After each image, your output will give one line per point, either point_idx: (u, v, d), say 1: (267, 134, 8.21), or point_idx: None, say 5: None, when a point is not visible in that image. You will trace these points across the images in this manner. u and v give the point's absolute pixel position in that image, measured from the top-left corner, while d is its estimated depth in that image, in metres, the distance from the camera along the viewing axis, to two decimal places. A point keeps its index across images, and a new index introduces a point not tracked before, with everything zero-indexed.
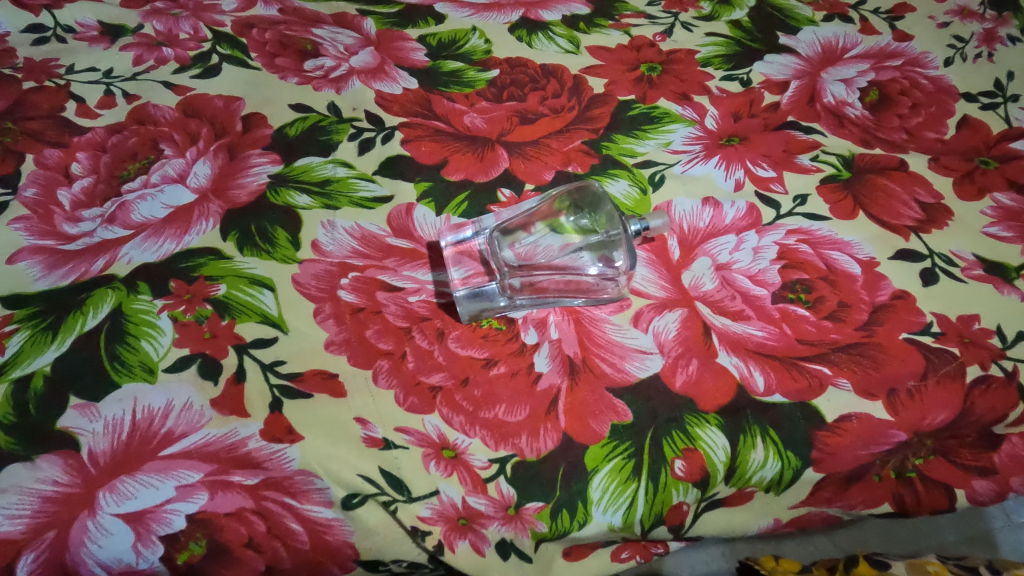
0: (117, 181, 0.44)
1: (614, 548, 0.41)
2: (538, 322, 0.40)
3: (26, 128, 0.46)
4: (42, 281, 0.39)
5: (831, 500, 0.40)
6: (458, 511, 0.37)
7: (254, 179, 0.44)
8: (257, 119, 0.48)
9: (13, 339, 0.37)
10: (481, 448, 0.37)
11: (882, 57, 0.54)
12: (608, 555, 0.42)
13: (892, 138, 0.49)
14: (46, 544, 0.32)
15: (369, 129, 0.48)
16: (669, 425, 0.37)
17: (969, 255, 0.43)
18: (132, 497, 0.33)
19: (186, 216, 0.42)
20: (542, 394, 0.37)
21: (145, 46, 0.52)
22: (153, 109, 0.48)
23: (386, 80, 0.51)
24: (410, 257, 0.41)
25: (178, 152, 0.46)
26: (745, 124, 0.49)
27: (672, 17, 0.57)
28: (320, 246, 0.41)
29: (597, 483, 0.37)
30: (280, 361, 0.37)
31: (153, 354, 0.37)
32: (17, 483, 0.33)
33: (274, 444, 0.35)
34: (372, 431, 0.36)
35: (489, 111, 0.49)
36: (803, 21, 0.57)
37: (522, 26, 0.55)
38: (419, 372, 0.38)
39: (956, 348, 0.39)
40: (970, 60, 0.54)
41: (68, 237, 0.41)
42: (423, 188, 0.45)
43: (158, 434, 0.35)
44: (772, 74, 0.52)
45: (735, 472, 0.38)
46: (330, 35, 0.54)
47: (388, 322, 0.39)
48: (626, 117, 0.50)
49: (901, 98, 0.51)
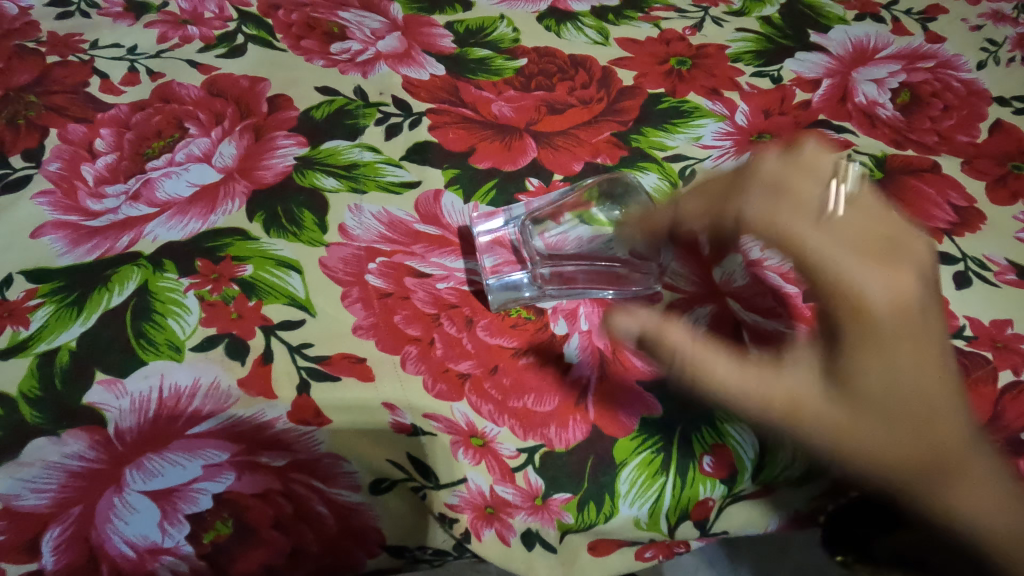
0: (142, 158, 0.44)
1: (638, 548, 0.41)
2: (569, 314, 0.40)
3: (50, 102, 0.46)
4: (66, 256, 0.39)
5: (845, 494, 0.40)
6: (485, 499, 0.37)
7: (280, 160, 0.44)
8: (283, 100, 0.47)
9: (38, 313, 0.37)
10: (510, 437, 0.36)
11: (914, 58, 0.53)
12: (631, 554, 0.42)
13: (924, 140, 0.48)
14: (72, 519, 0.33)
15: (397, 114, 0.47)
16: (699, 421, 0.37)
17: (1002, 259, 0.42)
18: (158, 476, 0.34)
19: (211, 195, 0.42)
20: (571, 386, 0.37)
21: (171, 23, 0.51)
22: (177, 87, 0.47)
23: (414, 65, 0.50)
24: (438, 244, 0.41)
25: (204, 131, 0.45)
26: (775, 121, 0.49)
27: (702, 11, 0.56)
28: (347, 230, 0.41)
29: (625, 476, 0.37)
30: (308, 344, 0.36)
31: (180, 332, 0.36)
32: (43, 457, 0.33)
33: (301, 426, 0.35)
34: (400, 417, 0.36)
35: (518, 100, 0.49)
36: (834, 20, 0.56)
37: (550, 16, 0.55)
38: (448, 359, 0.37)
39: (988, 352, 0.39)
40: (1003, 64, 0.53)
41: (92, 213, 0.41)
42: (451, 175, 0.44)
43: (186, 413, 0.34)
44: (802, 72, 0.52)
45: (762, 470, 0.38)
46: (357, 18, 0.53)
47: (416, 308, 0.38)
48: (655, 110, 0.49)
49: (933, 100, 0.50)
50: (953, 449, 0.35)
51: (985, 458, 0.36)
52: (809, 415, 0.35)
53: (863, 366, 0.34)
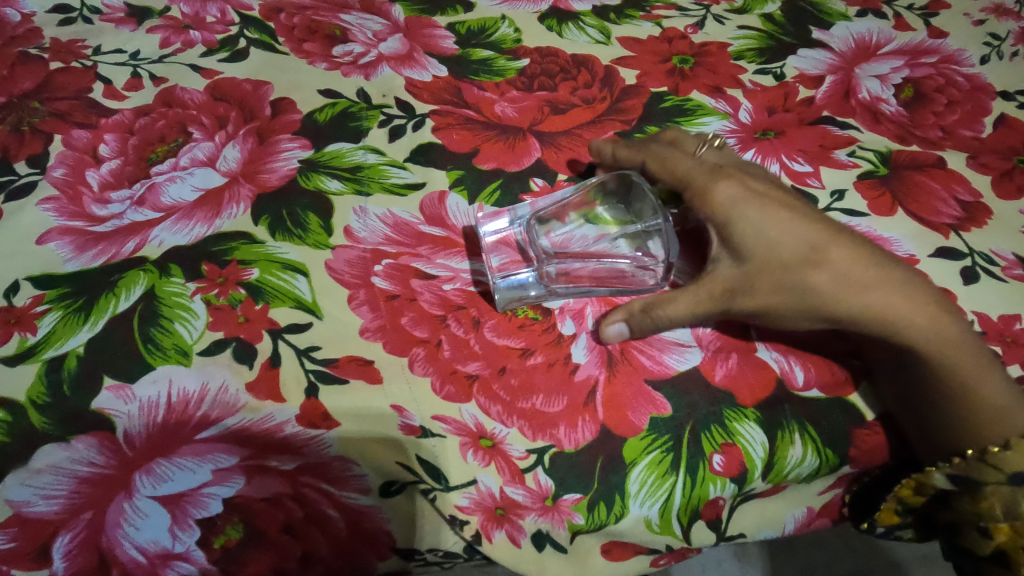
0: (146, 163, 0.44)
1: (654, 556, 0.42)
2: (576, 314, 0.40)
3: (53, 108, 0.46)
4: (72, 262, 0.39)
5: (855, 478, 0.40)
6: (495, 500, 0.37)
7: (284, 163, 0.44)
8: (286, 104, 0.47)
9: (45, 320, 0.37)
10: (519, 438, 0.36)
11: (917, 53, 0.53)
12: (648, 561, 0.42)
13: (929, 135, 0.48)
14: (82, 525, 0.33)
15: (400, 116, 0.47)
16: (708, 419, 0.37)
17: (1009, 254, 0.42)
18: (168, 480, 0.34)
19: (216, 200, 0.42)
20: (579, 385, 0.37)
21: (172, 28, 0.51)
22: (180, 91, 0.47)
23: (416, 67, 0.50)
24: (444, 245, 0.41)
25: (207, 135, 0.45)
26: (780, 118, 0.49)
27: (703, 10, 0.56)
28: (353, 233, 0.41)
29: (635, 476, 0.37)
30: (315, 347, 0.36)
31: (187, 337, 0.36)
32: (53, 463, 0.33)
33: (310, 429, 0.35)
34: (409, 419, 0.36)
35: (521, 101, 0.49)
36: (836, 16, 0.56)
37: (552, 16, 0.55)
38: (456, 361, 0.37)
39: (997, 347, 0.39)
40: (1006, 59, 0.53)
41: (97, 218, 0.41)
42: (455, 176, 0.44)
43: (194, 418, 0.34)
44: (805, 68, 0.52)
45: (773, 468, 0.37)
46: (358, 20, 0.53)
47: (423, 310, 0.38)
48: (658, 109, 0.49)
49: (937, 95, 0.50)
50: (932, 330, 0.37)
51: (970, 345, 0.37)
52: (791, 254, 0.37)
53: (816, 284, 0.37)
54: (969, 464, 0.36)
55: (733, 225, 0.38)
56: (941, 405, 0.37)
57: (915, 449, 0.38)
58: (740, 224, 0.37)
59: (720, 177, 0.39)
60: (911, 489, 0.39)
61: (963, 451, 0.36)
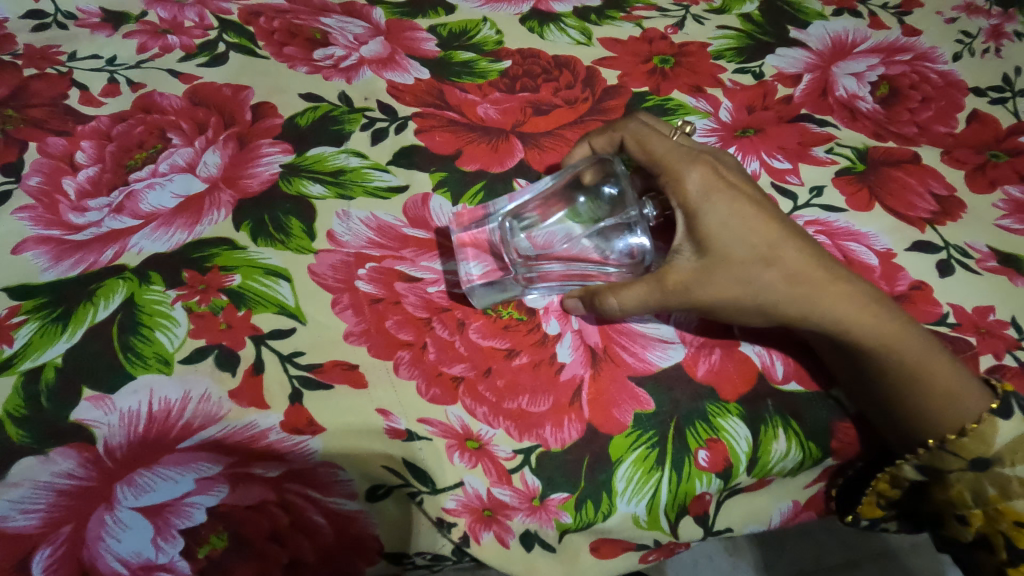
0: (124, 170, 0.43)
1: (642, 552, 0.42)
2: (560, 313, 0.40)
3: (28, 115, 0.45)
4: (49, 272, 0.38)
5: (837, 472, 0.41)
6: (483, 502, 0.37)
7: (265, 168, 0.44)
8: (267, 108, 0.47)
9: (21, 331, 0.36)
10: (505, 439, 0.36)
11: (892, 51, 0.54)
12: (636, 557, 0.42)
13: (904, 131, 0.49)
14: (63, 539, 0.32)
15: (381, 119, 0.47)
16: (692, 415, 0.37)
17: (983, 247, 0.43)
18: (151, 491, 0.33)
19: (196, 206, 0.41)
20: (564, 385, 0.37)
21: (150, 33, 0.51)
22: (158, 97, 0.47)
23: (398, 70, 0.50)
24: (428, 247, 0.41)
25: (187, 141, 0.45)
26: (760, 116, 0.49)
27: (683, 10, 0.57)
28: (335, 237, 0.41)
29: (621, 474, 0.37)
30: (299, 353, 0.36)
31: (168, 345, 0.36)
32: (31, 476, 0.33)
33: (295, 435, 0.35)
34: (395, 422, 0.35)
35: (503, 102, 0.49)
36: (813, 15, 0.57)
37: (533, 18, 0.55)
38: (441, 363, 0.37)
39: (972, 338, 0.40)
40: (978, 56, 0.55)
41: (74, 227, 0.40)
42: (438, 178, 0.44)
43: (176, 427, 0.34)
44: (784, 67, 0.52)
45: (758, 462, 0.38)
46: (339, 24, 0.53)
47: (408, 312, 0.38)
48: (640, 109, 0.50)
49: (912, 92, 0.51)
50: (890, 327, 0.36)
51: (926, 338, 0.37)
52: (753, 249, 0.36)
53: (772, 282, 0.36)
54: (933, 454, 0.37)
55: (702, 218, 0.36)
56: (898, 401, 0.37)
57: (883, 435, 0.39)
58: (706, 217, 0.36)
59: (693, 163, 0.37)
60: (888, 483, 0.39)
61: (926, 442, 0.37)
